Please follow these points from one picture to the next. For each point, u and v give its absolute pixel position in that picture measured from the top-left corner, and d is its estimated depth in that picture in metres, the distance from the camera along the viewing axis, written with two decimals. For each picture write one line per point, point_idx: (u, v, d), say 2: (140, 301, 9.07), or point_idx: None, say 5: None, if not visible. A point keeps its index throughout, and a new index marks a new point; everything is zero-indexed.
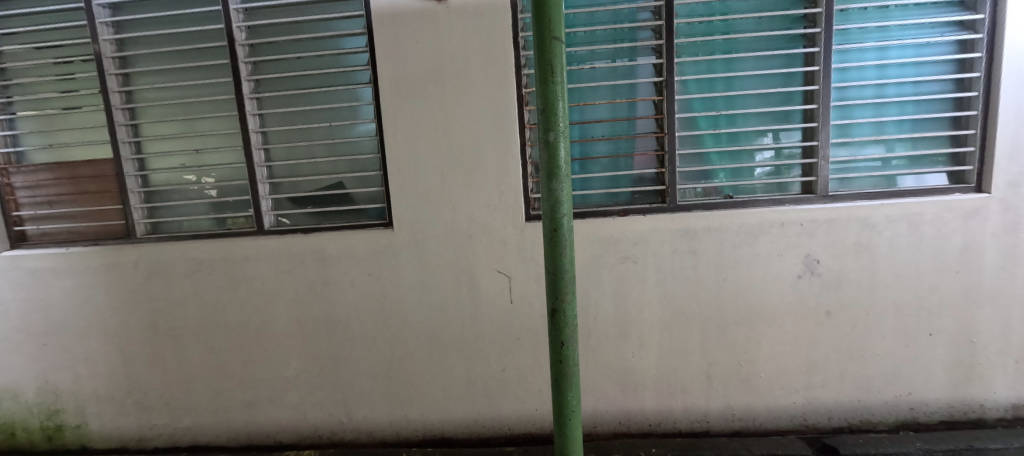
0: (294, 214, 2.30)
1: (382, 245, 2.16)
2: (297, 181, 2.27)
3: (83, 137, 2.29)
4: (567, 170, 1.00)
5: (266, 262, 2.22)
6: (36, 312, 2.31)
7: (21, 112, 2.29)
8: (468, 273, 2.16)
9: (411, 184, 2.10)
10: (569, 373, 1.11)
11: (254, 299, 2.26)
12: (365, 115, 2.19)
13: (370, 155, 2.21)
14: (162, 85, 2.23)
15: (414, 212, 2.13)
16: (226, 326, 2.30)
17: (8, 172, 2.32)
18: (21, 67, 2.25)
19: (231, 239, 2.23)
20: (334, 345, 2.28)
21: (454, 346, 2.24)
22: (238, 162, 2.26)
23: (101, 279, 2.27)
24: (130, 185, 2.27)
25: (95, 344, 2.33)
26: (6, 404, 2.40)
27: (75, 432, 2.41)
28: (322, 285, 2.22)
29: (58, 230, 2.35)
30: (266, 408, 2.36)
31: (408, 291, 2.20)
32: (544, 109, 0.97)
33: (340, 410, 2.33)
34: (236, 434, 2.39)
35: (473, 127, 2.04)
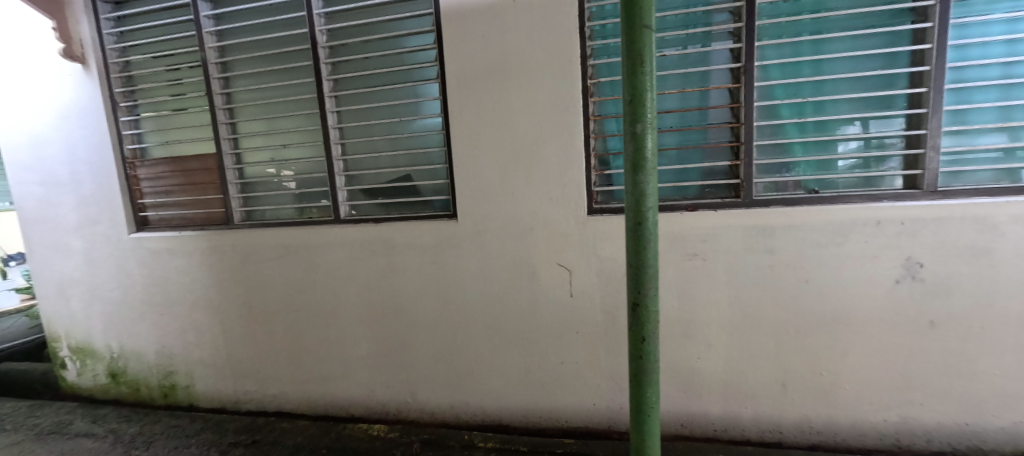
0: (366, 206, 2.45)
1: (445, 235, 2.25)
2: (369, 174, 2.42)
3: (193, 135, 2.59)
4: (653, 162, 0.98)
5: (341, 248, 2.40)
6: (155, 286, 2.67)
7: (145, 114, 2.61)
8: (528, 265, 2.18)
9: (475, 176, 2.16)
10: (651, 369, 1.09)
11: (330, 282, 2.45)
12: (431, 110, 2.27)
13: (435, 148, 2.29)
14: (255, 87, 2.46)
15: (477, 204, 2.18)
16: (307, 307, 2.52)
17: (134, 165, 2.64)
18: (143, 74, 2.57)
19: (311, 226, 2.43)
20: (400, 328, 2.41)
21: (513, 337, 2.28)
22: (318, 156, 2.45)
23: (205, 259, 2.57)
24: (229, 177, 2.55)
25: (200, 316, 2.65)
26: (133, 364, 2.81)
27: (185, 392, 2.77)
28: (390, 272, 2.35)
29: (172, 216, 2.67)
30: (340, 383, 2.56)
31: (470, 281, 2.27)
32: (633, 99, 0.96)
33: (405, 389, 2.48)
34: (314, 404, 2.62)
35: (536, 122, 2.04)
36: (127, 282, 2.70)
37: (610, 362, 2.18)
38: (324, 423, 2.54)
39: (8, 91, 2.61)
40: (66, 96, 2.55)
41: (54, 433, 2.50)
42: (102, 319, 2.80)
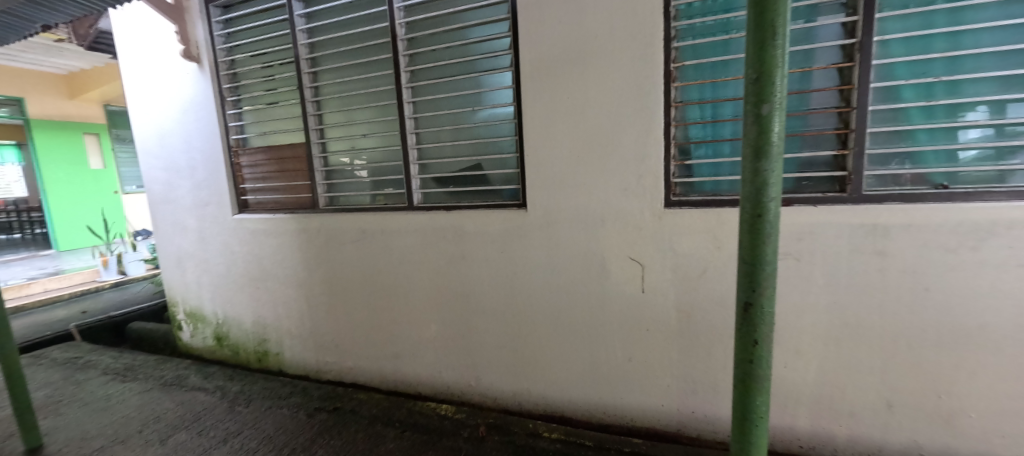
0: (437, 194, 2.52)
1: (515, 224, 2.25)
2: (441, 162, 2.48)
3: (286, 126, 2.82)
4: (780, 148, 0.90)
5: (414, 234, 2.49)
6: (252, 262, 2.95)
7: (246, 107, 2.87)
8: (598, 258, 2.12)
9: (546, 166, 2.13)
10: (761, 376, 1.00)
11: (404, 266, 2.56)
12: (502, 99, 2.27)
13: (506, 138, 2.29)
14: (339, 80, 2.61)
15: (547, 194, 2.15)
16: (382, 289, 2.65)
17: (238, 153, 2.91)
18: (245, 71, 2.82)
19: (387, 212, 2.55)
20: (468, 314, 2.47)
21: (580, 330, 2.24)
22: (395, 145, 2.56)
23: (295, 240, 2.80)
24: (316, 165, 2.74)
25: (289, 291, 2.90)
26: (234, 330, 3.15)
27: (275, 359, 3.06)
28: (460, 259, 2.41)
29: (268, 200, 2.92)
30: (411, 363, 2.69)
31: (538, 271, 2.25)
32: (759, 77, 0.88)
33: (471, 373, 2.54)
34: (386, 380, 2.78)
35: (613, 110, 1.96)
36: (230, 257, 3.02)
37: (683, 363, 2.07)
38: (396, 398, 2.69)
39: (139, 88, 2.99)
40: (184, 92, 2.88)
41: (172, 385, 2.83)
42: (210, 289, 3.16)
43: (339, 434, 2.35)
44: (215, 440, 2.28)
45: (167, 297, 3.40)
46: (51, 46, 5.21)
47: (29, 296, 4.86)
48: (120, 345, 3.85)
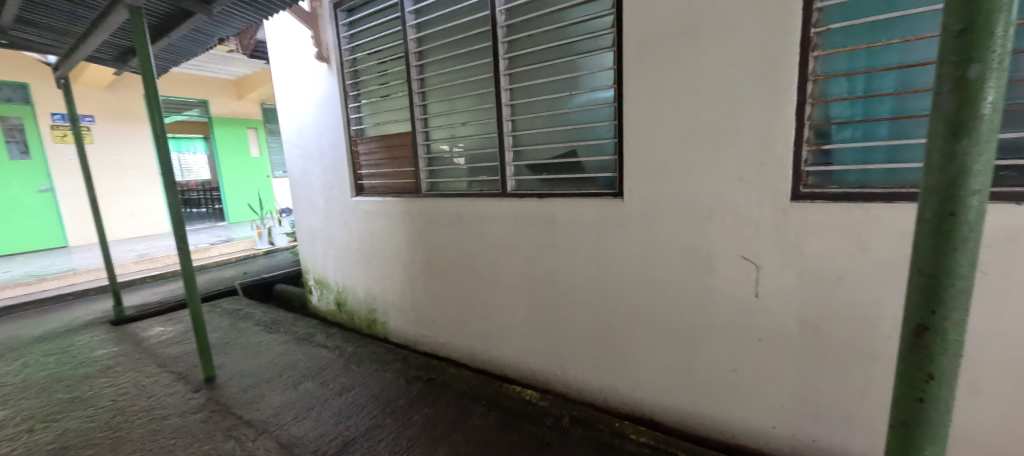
0: (530, 181, 2.52)
1: (609, 214, 2.14)
2: (535, 149, 2.46)
3: (396, 116, 3.06)
4: (994, 123, 0.68)
5: (505, 220, 2.53)
6: (366, 239, 3.30)
7: (365, 100, 3.18)
8: (702, 254, 1.91)
9: (646, 152, 1.97)
10: (934, 421, 0.79)
11: (496, 251, 2.62)
12: (602, 82, 2.16)
13: (603, 122, 2.17)
14: (443, 71, 2.74)
15: (646, 183, 2.00)
16: (476, 271, 2.76)
17: (356, 142, 3.26)
18: (365, 67, 3.13)
19: (482, 198, 2.62)
20: (557, 303, 2.44)
21: (676, 331, 2.06)
22: (491, 132, 2.60)
23: (401, 221, 3.04)
24: (419, 152, 2.94)
25: (395, 268, 3.18)
26: (350, 298, 3.58)
27: (382, 327, 3.40)
28: (550, 247, 2.38)
29: (379, 184, 3.23)
30: (500, 345, 2.76)
31: (632, 265, 2.12)
32: (969, 27, 0.68)
33: (557, 363, 2.52)
34: (477, 358, 2.90)
35: (728, 86, 1.72)
36: (348, 234, 3.42)
37: (802, 383, 1.78)
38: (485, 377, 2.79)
39: (283, 88, 3.50)
40: (317, 89, 3.29)
41: (304, 339, 3.35)
42: (333, 261, 3.62)
43: (433, 403, 2.53)
44: (332, 392, 2.63)
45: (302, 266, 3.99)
46: (225, 56, 6.42)
47: (210, 257, 6.12)
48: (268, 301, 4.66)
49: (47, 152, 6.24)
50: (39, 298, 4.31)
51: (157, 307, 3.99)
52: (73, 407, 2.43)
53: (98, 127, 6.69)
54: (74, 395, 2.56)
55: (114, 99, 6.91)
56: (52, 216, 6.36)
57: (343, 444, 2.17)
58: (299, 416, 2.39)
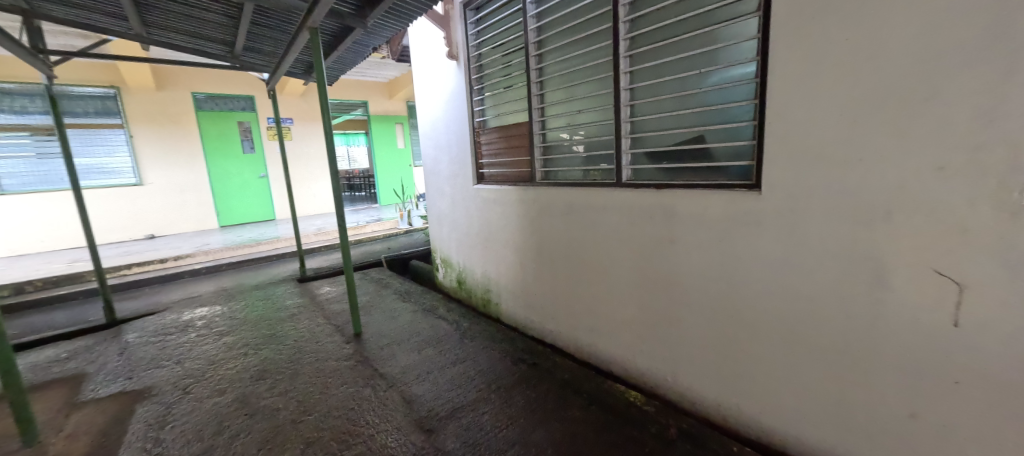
0: (649, 170, 2.34)
1: (742, 208, 1.87)
2: (656, 136, 2.28)
3: (515, 107, 3.16)
4: None
5: (619, 212, 2.41)
6: (484, 224, 3.51)
7: (488, 93, 3.35)
8: (873, 263, 1.54)
9: (799, 138, 1.66)
10: None
11: (607, 243, 2.52)
12: (741, 54, 1.87)
13: (741, 103, 1.90)
14: (561, 58, 2.70)
15: (794, 172, 1.69)
16: (585, 262, 2.70)
17: (479, 133, 3.47)
18: (489, 62, 3.28)
19: (595, 188, 2.53)
20: (671, 304, 2.23)
21: (824, 353, 1.71)
22: (608, 119, 2.49)
23: (516, 209, 3.14)
24: (535, 141, 2.99)
25: (508, 253, 3.32)
26: (468, 278, 3.88)
27: (495, 308, 3.60)
28: (667, 242, 2.18)
29: (497, 173, 3.39)
30: (607, 341, 2.67)
31: (767, 269, 1.83)
32: None
33: (668, 369, 2.32)
34: (584, 351, 2.85)
35: (932, 49, 1.33)
36: (468, 219, 3.69)
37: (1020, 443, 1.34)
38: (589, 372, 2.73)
39: (421, 86, 3.93)
40: (446, 86, 3.61)
41: (428, 311, 3.78)
42: (456, 243, 3.96)
43: (534, 387, 2.57)
44: (448, 361, 2.90)
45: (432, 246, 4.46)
46: (379, 62, 7.66)
47: (365, 233, 7.30)
48: (405, 274, 5.39)
49: (264, 148, 8.28)
50: (254, 258, 5.77)
51: (322, 271, 4.98)
52: (271, 341, 3.22)
53: (295, 127, 8.56)
54: (271, 332, 3.38)
55: (305, 103, 8.70)
56: (267, 194, 8.44)
57: (454, 409, 2.35)
58: (420, 377, 2.68)
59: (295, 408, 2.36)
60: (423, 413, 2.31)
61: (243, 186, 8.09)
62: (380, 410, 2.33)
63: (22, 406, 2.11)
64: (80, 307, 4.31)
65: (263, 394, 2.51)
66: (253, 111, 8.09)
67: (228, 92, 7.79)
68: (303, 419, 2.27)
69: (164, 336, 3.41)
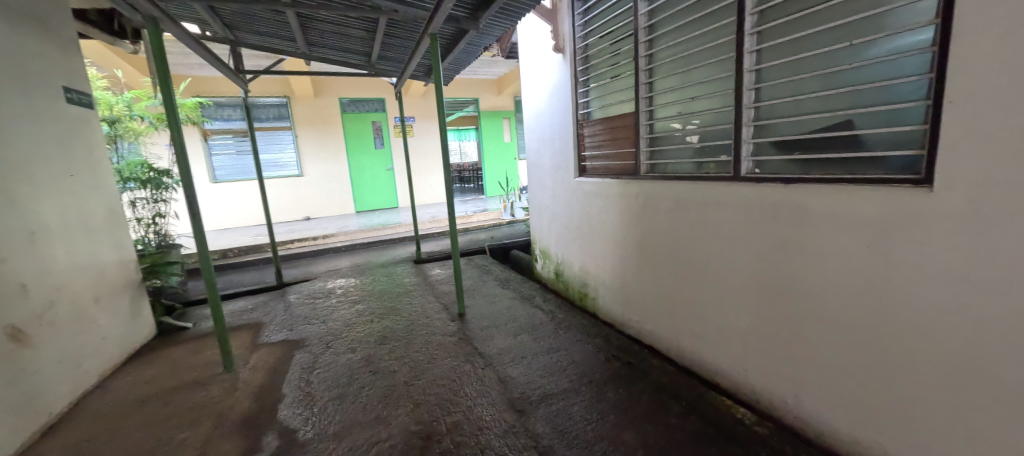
0: (775, 161, 2.13)
1: (901, 209, 1.59)
2: (787, 122, 2.05)
3: (621, 97, 3.11)
4: None
5: (735, 209, 2.21)
6: (584, 217, 3.52)
7: (592, 84, 3.36)
8: None
9: (992, 123, 1.35)
10: None
11: (718, 243, 2.32)
12: (912, 20, 1.59)
13: (909, 78, 1.60)
14: (675, 42, 2.57)
15: (981, 166, 1.39)
16: (692, 261, 2.52)
17: (582, 126, 3.49)
18: (595, 52, 3.27)
19: (708, 182, 2.35)
20: (797, 315, 1.99)
21: (1014, 391, 1.39)
22: (726, 106, 2.32)
23: (618, 203, 3.07)
24: (641, 132, 2.90)
25: (609, 248, 3.27)
26: (567, 270, 3.94)
27: (592, 302, 3.59)
28: (796, 245, 1.95)
29: (599, 166, 3.38)
30: (713, 349, 2.48)
31: (933, 283, 1.53)
32: None
33: (789, 387, 2.09)
34: (686, 356, 2.68)
35: None
36: (569, 211, 3.74)
37: None
38: (692, 379, 2.57)
39: (528, 81, 4.07)
40: (551, 79, 3.68)
41: (526, 299, 3.97)
42: (556, 235, 4.04)
43: (627, 385, 2.51)
44: (541, 348, 3.01)
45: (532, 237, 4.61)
46: (491, 59, 8.07)
47: (471, 222, 7.78)
48: (506, 263, 5.66)
49: (392, 143, 9.28)
50: (379, 240, 6.57)
51: (433, 256, 5.48)
52: (392, 313, 3.70)
53: (416, 124, 9.46)
54: (392, 305, 3.87)
55: (425, 103, 9.50)
56: (392, 186, 9.49)
57: (545, 394, 2.44)
58: (515, 360, 2.84)
59: (408, 372, 2.70)
60: (516, 393, 2.45)
61: (374, 177, 9.25)
62: (477, 385, 2.54)
63: (226, 341, 2.78)
64: (256, 272, 5.41)
65: (383, 357, 2.91)
66: (384, 112, 9.11)
67: (364, 95, 8.86)
68: (414, 383, 2.58)
69: (316, 299, 4.16)
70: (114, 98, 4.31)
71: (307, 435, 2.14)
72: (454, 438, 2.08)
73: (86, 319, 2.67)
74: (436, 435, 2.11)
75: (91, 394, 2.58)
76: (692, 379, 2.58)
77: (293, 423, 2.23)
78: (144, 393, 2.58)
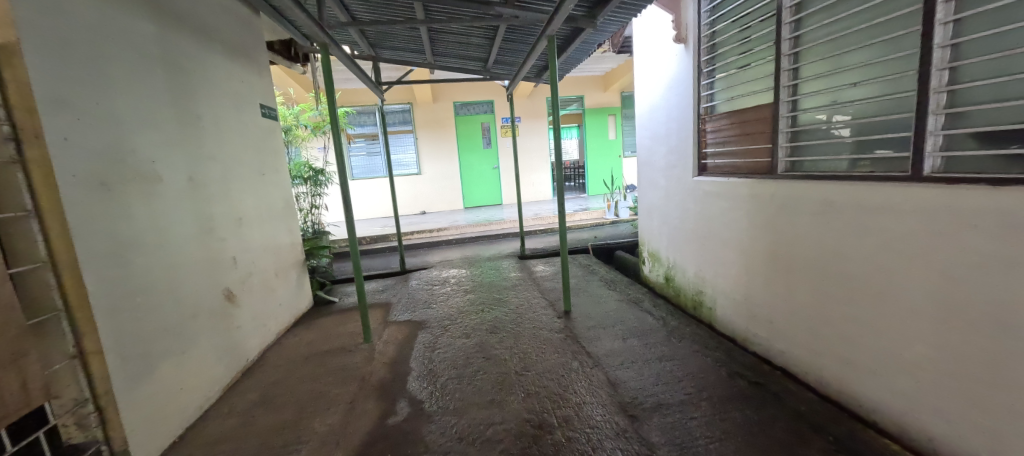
0: (974, 157, 1.72)
1: None
2: (998, 108, 1.64)
3: (756, 87, 2.82)
4: None
5: (913, 215, 1.80)
6: (703, 219, 3.27)
7: (720, 75, 3.10)
8: None
9: None
10: None
11: (880, 256, 1.96)
12: None
13: None
14: (830, 20, 2.22)
15: None
16: (842, 275, 2.16)
17: (705, 120, 3.26)
18: (726, 39, 3.00)
19: (870, 183, 1.98)
20: (997, 352, 1.58)
21: None
22: (902, 91, 1.93)
23: (746, 205, 2.78)
24: (781, 126, 2.58)
25: (731, 254, 2.98)
26: (679, 275, 3.70)
27: (708, 312, 3.32)
28: (997, 264, 1.55)
29: (725, 164, 3.12)
30: (867, 380, 2.10)
31: None
32: None
33: (980, 440, 1.68)
34: (826, 384, 2.33)
35: None
36: (685, 212, 3.50)
37: None
38: (837, 412, 2.21)
39: (643, 75, 3.90)
40: (671, 71, 3.48)
41: (634, 303, 3.85)
42: (669, 238, 3.82)
43: (755, 407, 2.29)
44: (654, 355, 2.89)
45: (640, 239, 4.44)
46: (602, 55, 7.94)
47: (574, 221, 7.76)
48: (609, 264, 5.53)
49: (498, 143, 9.65)
50: (486, 235, 6.91)
51: (535, 252, 5.59)
52: (500, 304, 3.89)
53: (523, 124, 9.72)
54: (499, 297, 4.06)
55: (529, 102, 9.70)
56: (496, 183, 9.88)
57: (658, 404, 2.35)
58: (625, 364, 2.78)
59: (518, 362, 2.82)
60: (626, 397, 2.41)
61: (481, 175, 9.74)
62: (586, 383, 2.55)
63: (366, 316, 3.20)
64: (382, 259, 6.09)
65: (495, 345, 3.07)
66: (491, 113, 9.53)
67: (473, 98, 9.38)
68: (524, 374, 2.68)
69: (433, 285, 4.56)
70: (286, 110, 5.23)
71: (432, 407, 2.37)
72: (566, 433, 2.12)
73: (270, 289, 3.30)
74: (547, 426, 2.18)
75: (270, 348, 3.18)
76: (836, 412, 2.22)
77: (419, 395, 2.49)
78: (305, 353, 3.09)
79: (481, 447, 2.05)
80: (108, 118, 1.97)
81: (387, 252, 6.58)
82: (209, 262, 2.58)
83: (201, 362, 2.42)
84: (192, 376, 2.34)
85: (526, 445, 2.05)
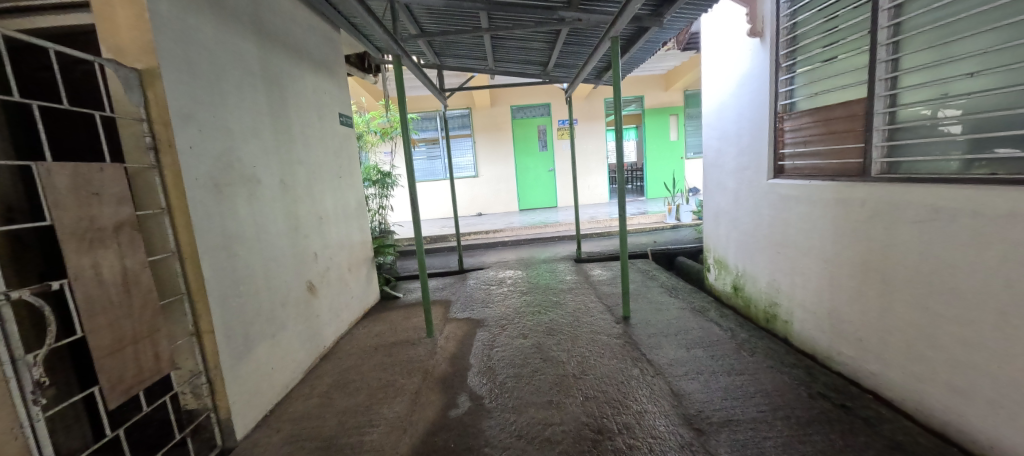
0: None
1: None
2: None
3: (845, 81, 2.59)
4: None
5: None
6: (779, 225, 3.06)
7: (801, 69, 2.89)
8: None
9: None
10: None
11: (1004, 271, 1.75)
12: None
13: None
14: (938, 4, 1.99)
15: None
16: (955, 291, 1.93)
17: (783, 119, 3.06)
18: (809, 30, 2.79)
19: (996, 187, 1.76)
20: None
21: None
22: None
23: (831, 211, 2.57)
24: (877, 123, 2.34)
25: (811, 263, 2.77)
26: (749, 285, 3.49)
27: (783, 326, 3.10)
28: None
29: (806, 166, 2.91)
30: (984, 410, 1.87)
31: None
32: None
33: None
34: (929, 411, 2.09)
35: None
36: (758, 217, 3.30)
37: None
38: (944, 446, 1.98)
39: (713, 72, 3.72)
40: (744, 68, 3.29)
41: (699, 312, 3.68)
42: (738, 245, 3.61)
43: (841, 432, 2.11)
44: (723, 368, 2.75)
45: (705, 245, 4.25)
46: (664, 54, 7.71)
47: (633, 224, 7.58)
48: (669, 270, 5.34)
49: (555, 145, 9.65)
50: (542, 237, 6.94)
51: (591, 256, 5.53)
52: (556, 307, 3.89)
53: (580, 126, 9.64)
54: (556, 300, 4.07)
55: (586, 103, 9.61)
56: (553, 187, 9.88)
57: (727, 419, 2.24)
58: (690, 375, 2.68)
59: (576, 366, 2.81)
60: (692, 410, 2.32)
61: (538, 177, 9.80)
62: (648, 392, 2.49)
63: (429, 312, 3.35)
64: (442, 258, 6.32)
65: (552, 347, 3.09)
66: (549, 115, 9.55)
67: (529, 102, 9.43)
68: (582, 377, 2.67)
69: (491, 285, 4.66)
70: (358, 118, 5.62)
71: (492, 403, 2.44)
72: (626, 440, 2.09)
73: (344, 283, 3.56)
74: (607, 432, 2.16)
75: (344, 338, 3.42)
76: (943, 444, 1.99)
77: (480, 391, 2.56)
78: (376, 344, 3.30)
79: (540, 447, 2.08)
80: (222, 128, 2.25)
81: (446, 252, 6.82)
82: (296, 257, 2.84)
83: (289, 347, 2.66)
84: (281, 359, 2.58)
85: (586, 448, 2.05)
